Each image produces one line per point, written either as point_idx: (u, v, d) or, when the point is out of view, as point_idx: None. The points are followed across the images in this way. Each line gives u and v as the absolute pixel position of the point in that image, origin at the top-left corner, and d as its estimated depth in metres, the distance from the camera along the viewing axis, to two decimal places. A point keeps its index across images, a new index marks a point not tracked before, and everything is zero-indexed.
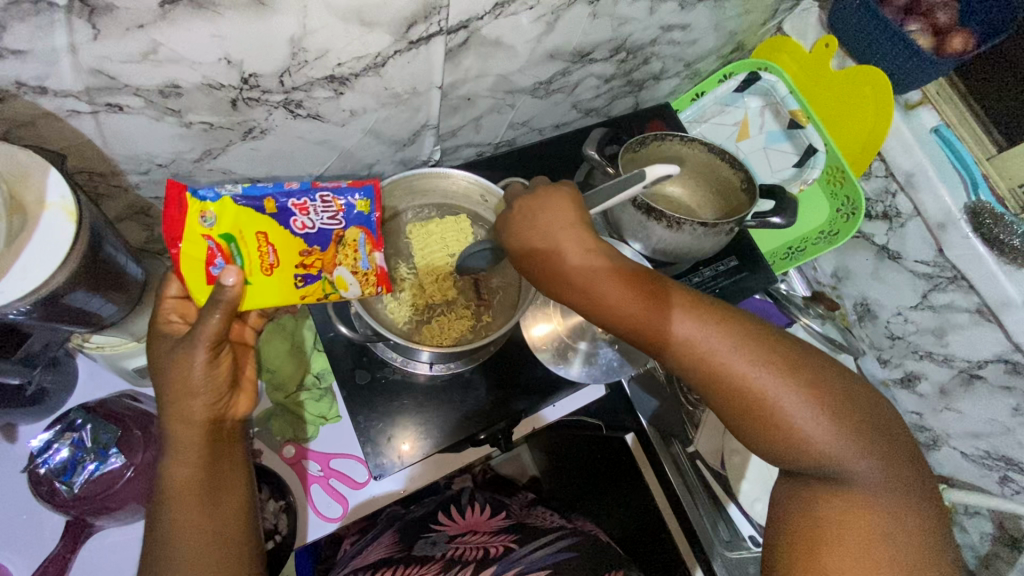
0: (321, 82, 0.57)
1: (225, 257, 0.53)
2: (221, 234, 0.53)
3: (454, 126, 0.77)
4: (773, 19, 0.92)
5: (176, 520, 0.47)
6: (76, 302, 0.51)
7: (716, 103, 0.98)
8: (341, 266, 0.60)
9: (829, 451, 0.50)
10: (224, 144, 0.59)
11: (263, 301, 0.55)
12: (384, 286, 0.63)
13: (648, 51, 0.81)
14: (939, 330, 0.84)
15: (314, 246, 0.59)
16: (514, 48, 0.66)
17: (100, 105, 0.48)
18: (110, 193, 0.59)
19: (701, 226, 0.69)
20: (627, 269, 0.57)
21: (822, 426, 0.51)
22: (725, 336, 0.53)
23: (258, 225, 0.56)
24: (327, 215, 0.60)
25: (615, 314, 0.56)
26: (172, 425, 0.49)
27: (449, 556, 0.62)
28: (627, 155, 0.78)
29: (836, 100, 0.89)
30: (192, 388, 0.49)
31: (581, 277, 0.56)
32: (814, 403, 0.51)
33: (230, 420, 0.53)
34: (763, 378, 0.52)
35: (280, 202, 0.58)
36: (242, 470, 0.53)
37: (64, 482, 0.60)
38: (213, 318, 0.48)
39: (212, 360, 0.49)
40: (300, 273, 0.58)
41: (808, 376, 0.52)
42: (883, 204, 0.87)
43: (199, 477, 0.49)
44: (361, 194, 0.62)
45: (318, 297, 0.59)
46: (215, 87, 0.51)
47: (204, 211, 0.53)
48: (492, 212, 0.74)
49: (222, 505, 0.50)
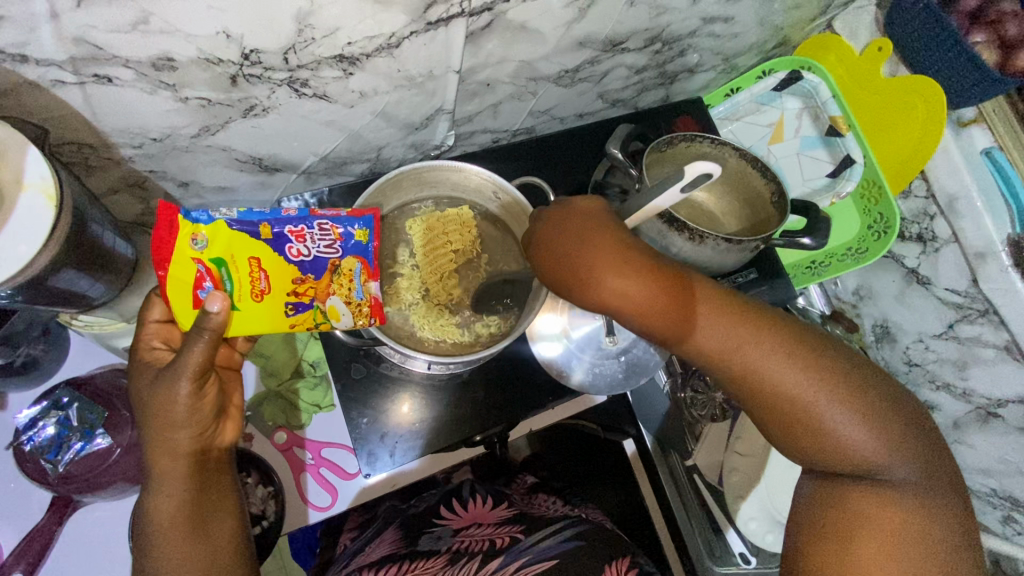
0: (329, 62, 0.52)
1: (214, 281, 0.52)
2: (211, 258, 0.52)
3: (470, 111, 0.72)
4: (823, 15, 0.85)
5: (165, 553, 0.48)
6: (62, 285, 0.49)
7: (751, 101, 0.92)
8: (334, 295, 0.59)
9: (869, 452, 0.49)
10: (224, 121, 0.55)
11: (248, 329, 0.54)
12: (377, 317, 0.61)
13: (685, 43, 0.75)
14: (961, 362, 0.80)
15: (307, 275, 0.58)
16: (541, 33, 0.61)
17: (87, 76, 0.44)
18: (101, 165, 0.55)
19: (725, 241, 0.65)
20: (666, 274, 0.51)
21: (863, 426, 0.49)
22: (768, 333, 0.51)
23: (252, 250, 0.55)
24: (325, 244, 0.58)
25: (657, 317, 0.51)
26: (159, 459, 0.49)
27: (454, 550, 0.60)
28: (652, 155, 0.73)
29: (884, 110, 0.84)
30: (175, 421, 0.49)
31: (620, 269, 0.51)
32: (856, 403, 0.49)
33: (218, 449, 0.54)
34: (806, 378, 0.49)
35: (276, 227, 0.56)
36: (231, 496, 0.54)
37: (49, 461, 0.59)
38: (196, 347, 0.48)
39: (196, 391, 0.50)
40: (291, 301, 0.57)
41: (846, 382, 0.50)
42: (919, 226, 0.82)
43: (183, 510, 0.49)
44: (360, 223, 0.60)
45: (308, 326, 0.58)
46: (213, 61, 0.47)
47: (195, 233, 0.51)
48: (503, 208, 0.70)
49: (213, 533, 0.50)
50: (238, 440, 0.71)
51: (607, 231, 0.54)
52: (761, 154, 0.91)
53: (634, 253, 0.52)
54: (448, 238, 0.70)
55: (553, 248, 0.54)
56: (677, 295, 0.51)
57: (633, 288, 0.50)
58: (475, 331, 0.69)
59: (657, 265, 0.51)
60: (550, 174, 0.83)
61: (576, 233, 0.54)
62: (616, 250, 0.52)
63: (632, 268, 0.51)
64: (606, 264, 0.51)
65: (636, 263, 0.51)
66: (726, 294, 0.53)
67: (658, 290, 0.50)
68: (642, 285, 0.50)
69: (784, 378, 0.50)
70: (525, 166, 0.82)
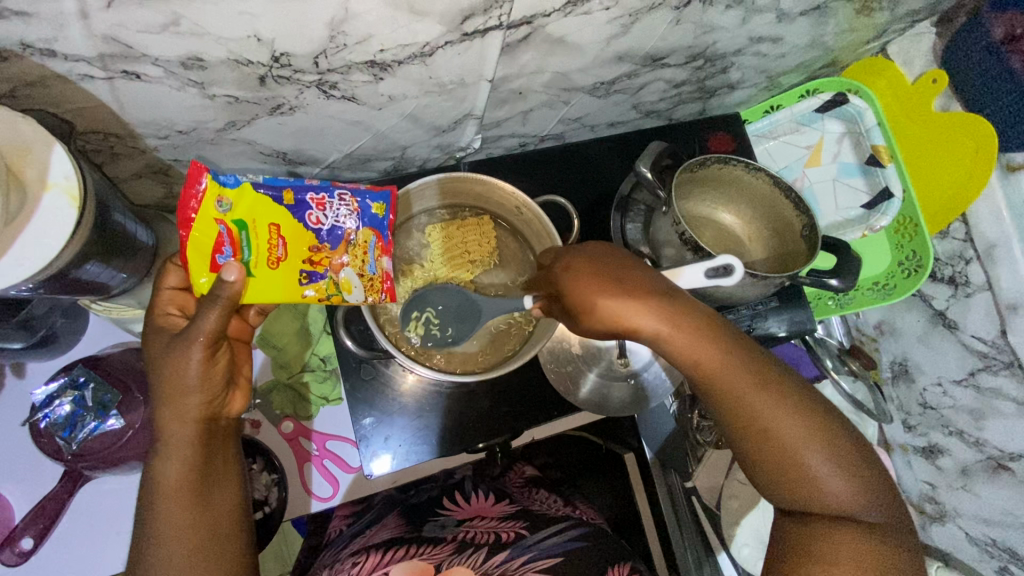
0: (360, 67, 0.51)
1: (233, 246, 0.50)
2: (234, 220, 0.50)
3: (499, 117, 0.70)
4: (877, 39, 0.81)
5: (166, 518, 0.49)
6: (86, 275, 0.49)
7: (791, 120, 0.89)
8: (348, 267, 0.58)
9: (849, 503, 0.48)
10: (250, 117, 0.55)
11: (264, 297, 0.52)
12: (387, 291, 0.62)
13: (729, 61, 0.72)
14: (978, 412, 0.78)
15: (324, 244, 0.57)
16: (580, 47, 0.59)
17: (116, 72, 0.44)
18: (127, 153, 0.55)
19: (750, 276, 0.63)
20: (682, 306, 0.52)
21: (839, 470, 0.48)
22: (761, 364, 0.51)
23: (273, 216, 0.54)
24: (343, 212, 0.58)
25: (667, 342, 0.51)
26: (168, 424, 0.50)
27: (460, 539, 0.59)
28: (682, 175, 0.71)
29: (931, 147, 0.80)
30: (187, 386, 0.50)
31: (634, 284, 0.52)
32: (842, 454, 0.49)
33: (226, 417, 0.55)
34: (791, 413, 0.49)
35: (299, 194, 0.56)
36: (235, 467, 0.56)
37: (63, 438, 0.60)
38: (212, 313, 0.48)
39: (209, 359, 0.50)
40: (306, 269, 0.56)
41: (836, 434, 0.49)
42: (952, 268, 0.79)
43: (190, 478, 0.50)
44: (376, 197, 0.61)
45: (321, 298, 0.56)
46: (243, 63, 0.46)
47: (221, 196, 0.50)
48: (525, 223, 0.67)
49: (217, 501, 0.52)
50: (246, 427, 0.72)
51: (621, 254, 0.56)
52: (794, 176, 0.89)
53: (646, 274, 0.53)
54: (467, 249, 0.69)
55: (570, 263, 0.55)
56: (687, 317, 0.51)
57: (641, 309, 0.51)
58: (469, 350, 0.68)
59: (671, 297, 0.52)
60: (574, 183, 0.81)
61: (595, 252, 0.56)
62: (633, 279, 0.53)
63: (638, 287, 0.52)
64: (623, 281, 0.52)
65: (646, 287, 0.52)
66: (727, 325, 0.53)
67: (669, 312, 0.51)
68: (655, 303, 0.51)
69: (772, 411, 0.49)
70: (549, 173, 0.81)
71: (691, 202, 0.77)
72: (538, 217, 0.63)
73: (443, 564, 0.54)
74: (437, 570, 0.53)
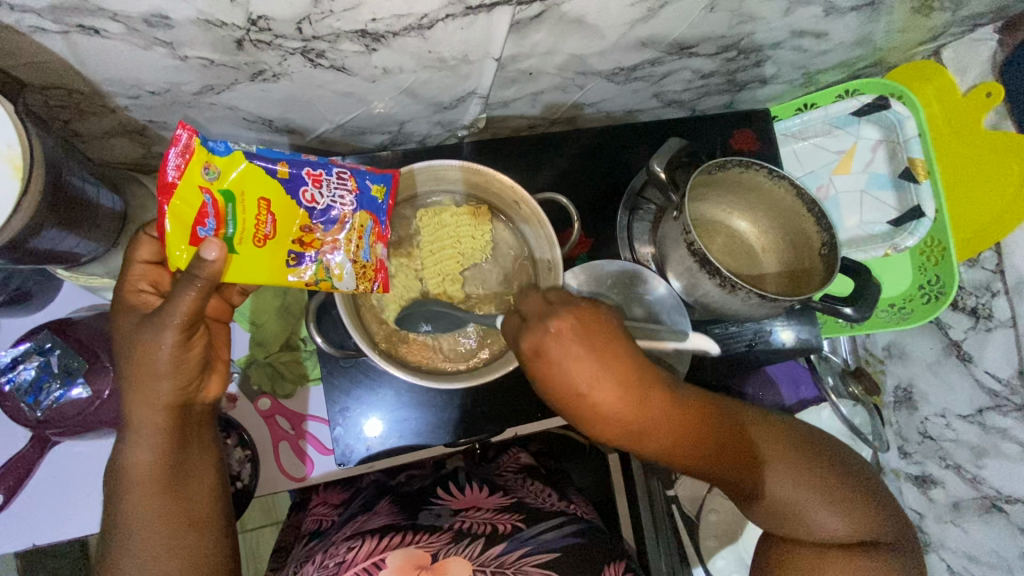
0: (349, 36, 0.45)
1: (217, 218, 0.47)
2: (221, 190, 0.47)
3: (507, 97, 0.64)
4: (932, 41, 0.74)
5: (138, 508, 0.47)
6: (45, 245, 0.46)
7: (824, 122, 0.83)
8: (340, 251, 0.53)
9: (808, 509, 0.51)
10: (230, 82, 0.50)
11: (248, 276, 0.48)
12: (381, 282, 0.56)
13: (764, 54, 0.65)
14: (980, 449, 0.75)
15: (314, 224, 0.52)
16: (599, 29, 0.52)
17: (71, 26, 0.39)
18: (95, 111, 0.51)
19: (758, 296, 0.58)
20: (622, 368, 0.47)
21: (842, 513, 0.51)
22: (753, 427, 0.54)
23: (263, 189, 0.49)
24: (340, 194, 0.53)
25: (609, 411, 0.47)
26: (136, 409, 0.47)
27: (457, 528, 0.57)
28: (699, 177, 0.65)
29: (977, 166, 0.74)
30: (157, 371, 0.47)
31: (603, 379, 0.47)
32: (789, 467, 0.52)
33: (202, 403, 0.52)
34: (775, 464, 0.52)
35: (295, 168, 0.51)
36: (212, 451, 0.53)
37: (27, 404, 0.59)
38: (188, 293, 0.45)
39: (183, 342, 0.47)
40: (295, 250, 0.51)
41: (779, 448, 0.53)
42: (976, 299, 0.74)
43: (165, 465, 0.48)
44: (378, 178, 0.55)
45: (306, 283, 0.52)
46: (215, 24, 0.41)
47: (209, 163, 0.46)
48: (523, 218, 0.62)
49: (195, 489, 0.50)
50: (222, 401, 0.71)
51: (598, 323, 0.48)
52: (821, 183, 0.83)
53: (628, 352, 0.48)
54: (458, 241, 0.64)
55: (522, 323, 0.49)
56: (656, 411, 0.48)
57: (581, 377, 0.46)
58: (449, 351, 0.63)
59: (612, 358, 0.47)
60: (582, 173, 0.75)
61: (570, 322, 0.47)
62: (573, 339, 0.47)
63: (574, 355, 0.47)
64: (598, 377, 0.47)
65: (588, 344, 0.47)
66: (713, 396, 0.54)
67: (648, 406, 0.48)
68: (615, 386, 0.47)
69: (774, 476, 0.52)
70: (557, 160, 0.75)
71: (705, 204, 0.72)
72: (537, 214, 0.58)
73: (440, 552, 0.52)
74: (434, 559, 0.51)
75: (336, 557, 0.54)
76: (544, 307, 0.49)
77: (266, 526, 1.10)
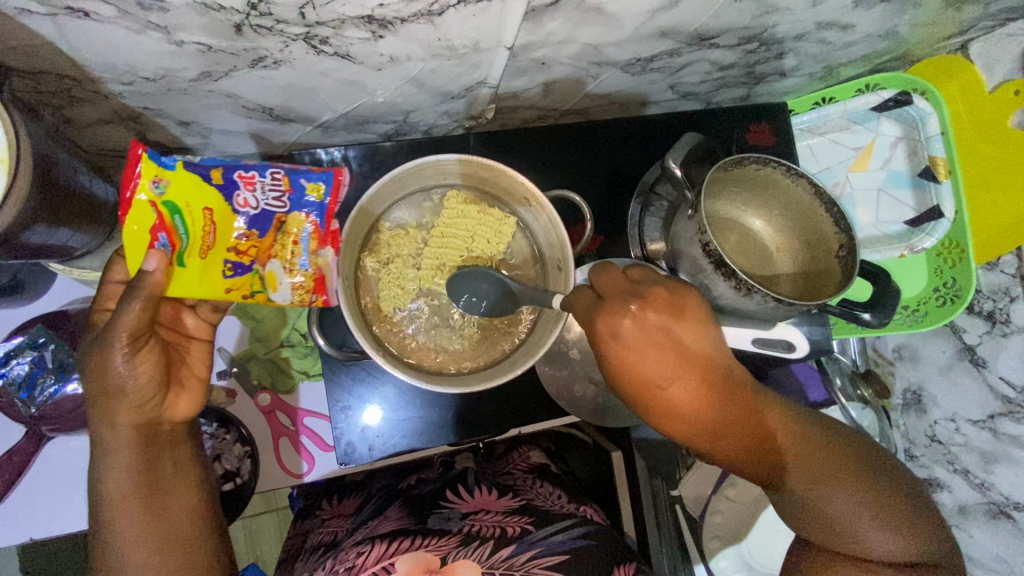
0: (354, 22, 0.43)
1: (167, 232, 0.46)
2: (166, 203, 0.46)
3: (517, 87, 0.62)
4: (960, 35, 0.71)
5: (116, 528, 0.46)
6: (35, 240, 0.44)
7: (842, 117, 0.80)
8: (276, 259, 0.51)
9: (859, 523, 0.49)
10: (228, 69, 0.47)
11: (188, 290, 0.47)
12: (321, 297, 0.52)
13: (787, 46, 0.63)
14: (990, 455, 0.73)
15: (251, 231, 0.51)
16: (617, 18, 0.50)
17: (59, 8, 0.37)
18: (87, 97, 0.48)
19: (775, 300, 0.57)
20: (692, 349, 0.48)
21: (892, 527, 0.49)
22: (807, 432, 0.53)
23: (205, 198, 0.48)
24: (274, 195, 0.51)
25: (673, 388, 0.48)
26: (100, 429, 0.46)
27: (466, 531, 0.56)
28: (715, 174, 0.63)
29: (1002, 168, 0.72)
30: (113, 390, 0.45)
31: (671, 357, 0.48)
32: (845, 479, 0.50)
33: (171, 422, 0.50)
34: (834, 477, 0.50)
35: (229, 173, 0.50)
36: (192, 472, 0.51)
37: (21, 399, 0.61)
38: (132, 307, 0.44)
39: (133, 358, 0.46)
40: (231, 260, 0.50)
41: (838, 462, 0.51)
42: (993, 303, 0.72)
43: (133, 486, 0.47)
44: (315, 177, 0.52)
45: (245, 293, 0.51)
46: (212, 7, 0.38)
47: (158, 177, 0.46)
48: (535, 217, 0.60)
49: (170, 507, 0.48)
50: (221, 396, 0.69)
51: (675, 302, 0.49)
52: (836, 180, 0.81)
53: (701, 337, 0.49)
54: (469, 238, 0.62)
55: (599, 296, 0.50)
56: (718, 392, 0.49)
57: (649, 353, 0.48)
58: (455, 350, 0.62)
59: (684, 341, 0.48)
60: (593, 167, 0.73)
61: (649, 304, 0.48)
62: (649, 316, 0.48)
63: (648, 332, 0.47)
64: (678, 368, 0.48)
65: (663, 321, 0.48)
66: (785, 405, 0.54)
67: (721, 402, 0.49)
68: (682, 365, 0.48)
69: (836, 486, 0.50)
70: (567, 153, 0.73)
71: (720, 201, 0.69)
72: (551, 216, 0.56)
73: (449, 555, 0.51)
74: (442, 563, 0.50)
75: (345, 562, 0.52)
76: (620, 285, 0.50)
77: (267, 512, 1.10)
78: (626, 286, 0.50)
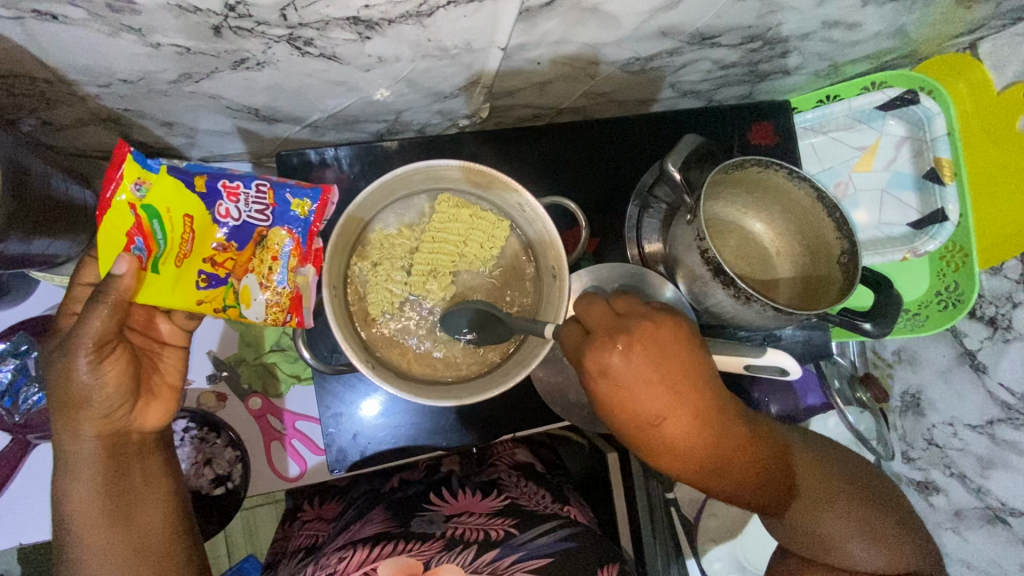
0: (340, 24, 0.41)
1: (144, 236, 0.46)
2: (146, 207, 0.46)
3: (512, 86, 0.60)
4: (970, 33, 0.69)
5: (83, 538, 0.46)
6: (10, 250, 0.43)
7: (848, 115, 0.78)
8: (252, 274, 0.52)
9: (842, 539, 0.52)
10: (210, 70, 0.45)
11: (156, 299, 0.46)
12: (297, 316, 0.54)
13: (791, 45, 0.61)
14: (987, 460, 0.73)
15: (230, 242, 0.51)
16: (616, 18, 0.48)
17: (25, 11, 0.35)
18: (63, 98, 0.47)
19: (774, 309, 0.55)
20: (686, 383, 0.48)
21: (875, 543, 0.52)
22: (796, 454, 0.55)
23: (186, 205, 0.48)
24: (257, 208, 0.52)
25: (668, 425, 0.48)
26: (64, 441, 0.45)
27: (449, 535, 0.55)
28: (716, 177, 0.61)
29: (1006, 171, 0.70)
30: (76, 401, 0.44)
31: (666, 394, 0.47)
32: (829, 499, 0.53)
33: (139, 432, 0.49)
34: (819, 498, 0.53)
35: (212, 181, 0.50)
36: (164, 482, 0.50)
37: (6, 406, 0.61)
38: (98, 313, 0.43)
39: (97, 368, 0.44)
40: (205, 271, 0.50)
41: (821, 482, 0.54)
42: (995, 308, 0.71)
43: (99, 497, 0.46)
44: (299, 193, 0.53)
45: (217, 305, 0.50)
46: (189, 10, 0.36)
47: (141, 179, 0.46)
48: (529, 223, 0.58)
49: (138, 520, 0.48)
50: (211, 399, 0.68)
51: (668, 334, 0.48)
52: (840, 179, 0.79)
53: (694, 369, 0.48)
54: (464, 243, 0.61)
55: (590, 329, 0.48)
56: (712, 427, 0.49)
57: (644, 392, 0.47)
58: (444, 358, 0.61)
59: (678, 377, 0.47)
60: (589, 168, 0.71)
61: (643, 340, 0.47)
62: (643, 354, 0.46)
63: (643, 371, 0.46)
64: (671, 406, 0.47)
65: (658, 356, 0.47)
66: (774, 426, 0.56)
67: (717, 435, 0.49)
68: (676, 402, 0.47)
69: (823, 508, 0.53)
70: (564, 153, 0.71)
71: (720, 203, 0.67)
72: (546, 224, 0.55)
73: (432, 560, 0.50)
74: (425, 567, 0.49)
75: (326, 568, 0.52)
76: (609, 319, 0.49)
77: (264, 504, 1.10)
78: (616, 319, 0.49)
